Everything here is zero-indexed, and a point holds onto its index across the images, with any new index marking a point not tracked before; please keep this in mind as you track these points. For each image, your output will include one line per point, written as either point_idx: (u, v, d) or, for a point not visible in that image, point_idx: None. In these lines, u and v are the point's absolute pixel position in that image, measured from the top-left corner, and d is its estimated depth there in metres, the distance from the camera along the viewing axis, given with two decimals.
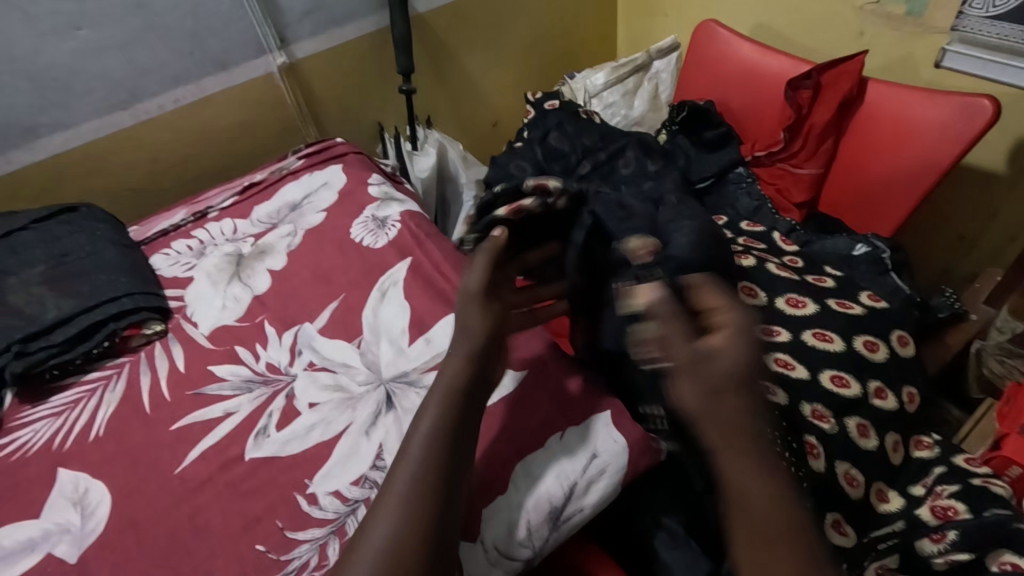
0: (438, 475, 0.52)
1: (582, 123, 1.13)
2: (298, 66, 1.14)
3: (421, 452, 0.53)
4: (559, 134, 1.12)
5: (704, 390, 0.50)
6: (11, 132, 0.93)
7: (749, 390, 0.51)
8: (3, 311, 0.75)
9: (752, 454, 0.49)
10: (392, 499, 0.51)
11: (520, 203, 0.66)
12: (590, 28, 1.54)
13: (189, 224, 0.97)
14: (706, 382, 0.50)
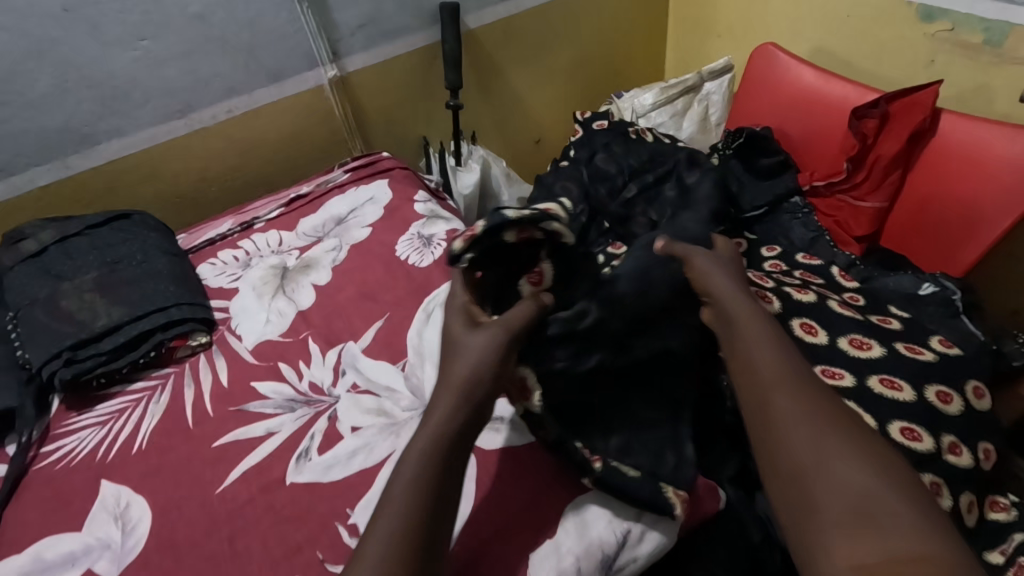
0: (428, 512, 0.49)
1: (630, 144, 1.11)
2: (349, 79, 1.14)
3: (404, 498, 0.49)
4: (605, 156, 1.10)
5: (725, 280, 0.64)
6: (71, 139, 0.95)
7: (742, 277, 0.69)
8: (55, 316, 0.76)
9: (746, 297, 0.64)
10: (368, 555, 0.46)
11: (530, 232, 0.63)
12: (639, 47, 1.52)
13: (235, 233, 0.98)
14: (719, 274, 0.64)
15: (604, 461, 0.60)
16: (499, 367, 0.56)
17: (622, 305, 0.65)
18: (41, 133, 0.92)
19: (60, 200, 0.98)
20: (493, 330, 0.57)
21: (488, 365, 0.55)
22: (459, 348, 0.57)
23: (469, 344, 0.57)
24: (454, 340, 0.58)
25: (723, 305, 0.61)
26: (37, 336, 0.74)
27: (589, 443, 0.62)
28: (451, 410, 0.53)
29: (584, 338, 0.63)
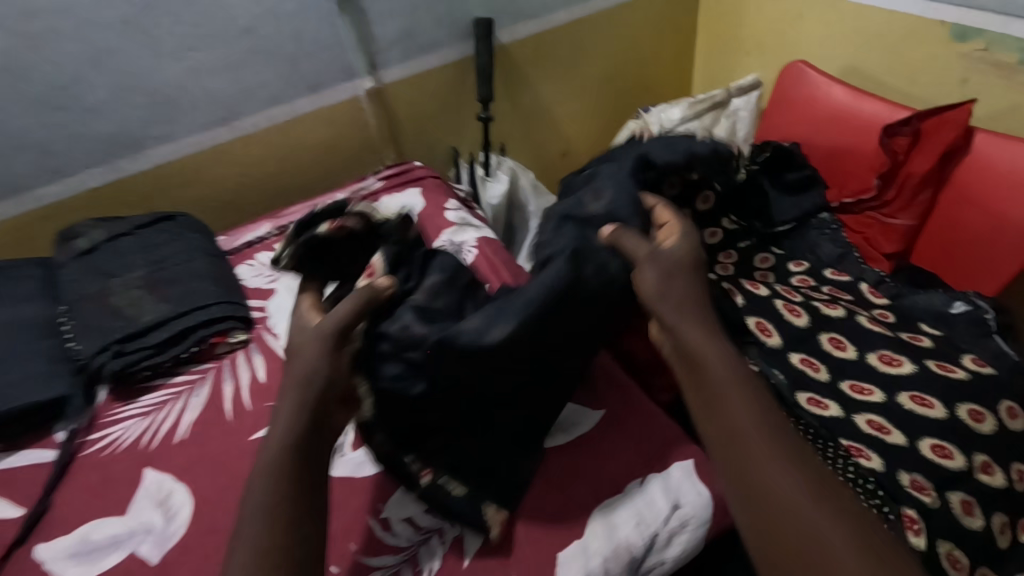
0: (287, 518, 0.48)
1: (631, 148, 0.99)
2: (384, 91, 1.18)
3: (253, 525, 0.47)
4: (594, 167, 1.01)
5: (680, 287, 0.58)
6: (123, 143, 1.00)
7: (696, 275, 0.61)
8: (105, 311, 0.80)
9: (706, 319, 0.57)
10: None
11: (344, 223, 0.67)
12: (668, 63, 1.54)
13: (273, 237, 1.01)
14: (670, 277, 0.59)
15: (432, 476, 0.64)
16: (328, 376, 0.54)
17: (451, 332, 0.59)
18: (94, 137, 0.97)
19: (108, 202, 1.03)
20: (323, 335, 0.56)
21: (321, 372, 0.54)
22: (294, 356, 0.56)
23: (294, 348, 0.57)
24: (290, 347, 0.57)
25: (671, 316, 0.57)
26: (87, 329, 0.78)
27: (421, 455, 0.64)
28: (292, 420, 0.52)
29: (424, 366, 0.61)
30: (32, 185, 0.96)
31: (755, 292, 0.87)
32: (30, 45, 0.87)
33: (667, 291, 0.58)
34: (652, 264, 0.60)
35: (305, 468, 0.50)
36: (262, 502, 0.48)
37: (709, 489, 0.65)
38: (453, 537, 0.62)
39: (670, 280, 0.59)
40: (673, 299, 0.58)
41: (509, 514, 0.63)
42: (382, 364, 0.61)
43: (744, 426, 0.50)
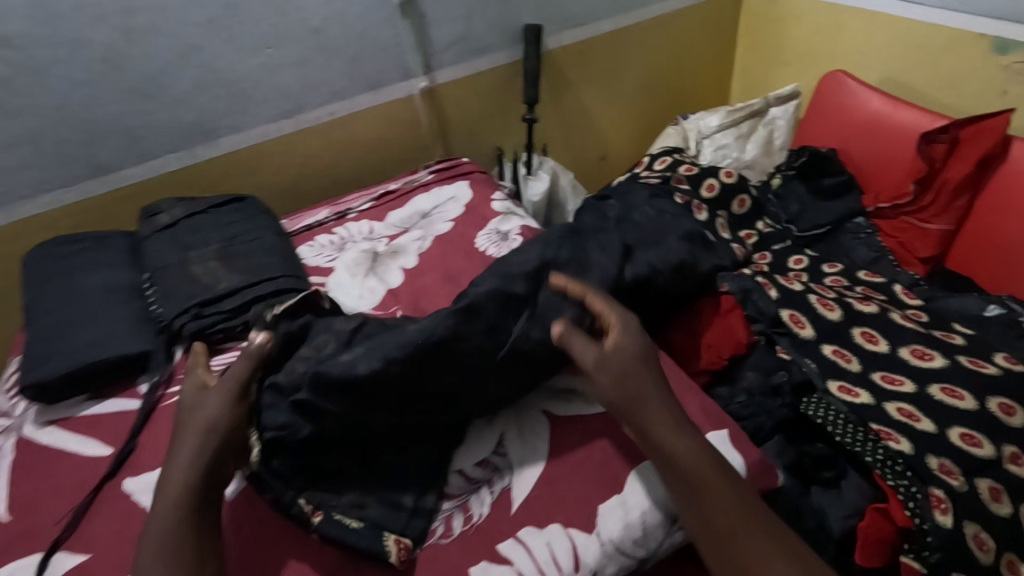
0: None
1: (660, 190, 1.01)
2: (436, 90, 1.25)
3: None
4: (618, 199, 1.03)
5: (639, 391, 0.59)
6: (200, 131, 1.09)
7: (647, 365, 0.62)
8: (185, 278, 0.87)
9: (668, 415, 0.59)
10: None
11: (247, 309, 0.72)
12: (707, 73, 1.59)
13: (330, 221, 1.08)
14: (624, 381, 0.60)
15: (325, 516, 0.59)
16: (228, 424, 0.60)
17: (331, 369, 0.59)
18: (175, 125, 1.06)
19: (182, 185, 1.11)
20: (224, 389, 0.61)
21: (218, 419, 0.59)
22: (193, 411, 0.61)
23: (188, 407, 0.62)
24: (184, 408, 0.62)
25: (641, 424, 0.58)
26: (169, 294, 0.86)
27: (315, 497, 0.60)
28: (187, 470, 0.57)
29: (313, 410, 0.59)
30: (119, 166, 1.05)
31: (789, 287, 0.90)
32: (129, 39, 0.96)
33: (630, 400, 0.59)
34: (608, 368, 0.60)
35: (201, 505, 0.57)
36: (166, 541, 0.55)
37: (743, 456, 0.65)
38: (501, 487, 0.62)
39: (629, 388, 0.59)
40: (636, 405, 0.59)
41: (412, 539, 0.59)
42: (265, 413, 0.61)
43: (728, 530, 0.54)
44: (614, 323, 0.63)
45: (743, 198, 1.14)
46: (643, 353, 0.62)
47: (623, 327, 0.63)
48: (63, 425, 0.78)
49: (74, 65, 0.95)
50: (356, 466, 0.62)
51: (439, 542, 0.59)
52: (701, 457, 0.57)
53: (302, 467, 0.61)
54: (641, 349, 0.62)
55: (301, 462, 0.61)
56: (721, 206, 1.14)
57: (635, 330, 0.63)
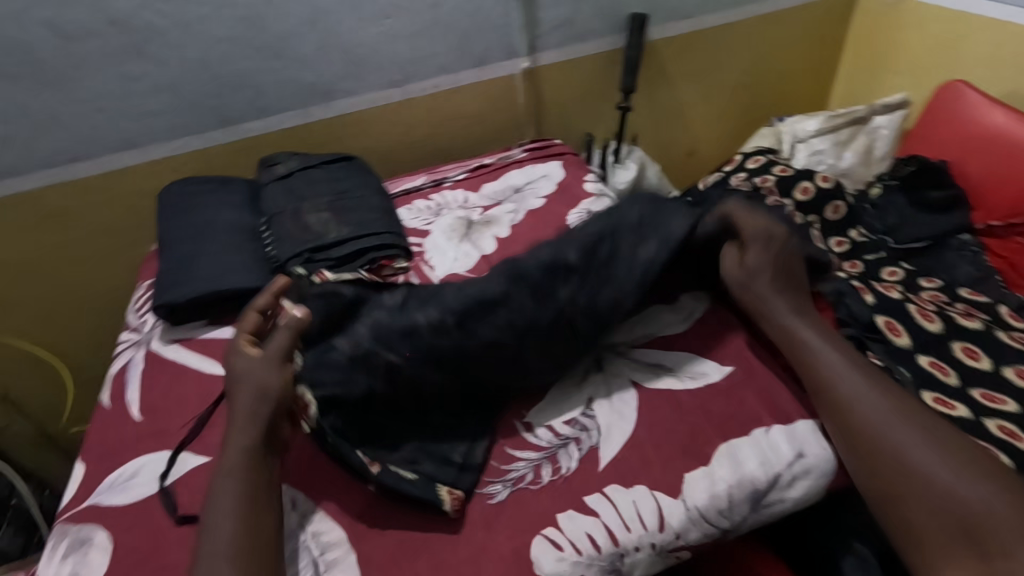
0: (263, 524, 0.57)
1: None
2: (537, 72, 1.28)
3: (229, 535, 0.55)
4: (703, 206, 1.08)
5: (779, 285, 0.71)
6: (317, 92, 1.16)
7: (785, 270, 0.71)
8: (299, 226, 0.94)
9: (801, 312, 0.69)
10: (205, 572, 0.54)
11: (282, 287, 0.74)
12: (809, 76, 1.55)
13: (427, 187, 1.13)
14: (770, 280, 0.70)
15: (382, 466, 0.62)
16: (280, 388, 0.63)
17: (395, 322, 0.64)
18: (296, 85, 1.14)
19: (294, 142, 1.20)
20: (271, 359, 0.64)
21: (276, 386, 0.63)
22: (243, 379, 0.64)
23: (241, 377, 0.64)
24: (235, 376, 0.65)
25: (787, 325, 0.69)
26: (284, 238, 0.92)
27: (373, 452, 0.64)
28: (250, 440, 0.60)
29: (374, 363, 0.63)
30: (243, 119, 1.14)
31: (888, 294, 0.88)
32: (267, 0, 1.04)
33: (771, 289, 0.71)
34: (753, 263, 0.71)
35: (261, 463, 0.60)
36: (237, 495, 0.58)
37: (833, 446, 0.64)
38: (589, 445, 0.64)
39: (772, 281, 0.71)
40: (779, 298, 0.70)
41: (464, 492, 0.61)
42: (322, 368, 0.63)
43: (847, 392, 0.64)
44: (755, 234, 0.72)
45: (838, 204, 1.13)
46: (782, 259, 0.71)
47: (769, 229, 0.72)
48: (185, 344, 0.86)
49: (217, 22, 1.03)
50: (407, 425, 0.66)
51: (529, 487, 0.62)
52: (822, 338, 0.68)
53: (358, 419, 0.65)
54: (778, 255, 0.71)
55: (357, 415, 0.65)
56: (814, 210, 1.13)
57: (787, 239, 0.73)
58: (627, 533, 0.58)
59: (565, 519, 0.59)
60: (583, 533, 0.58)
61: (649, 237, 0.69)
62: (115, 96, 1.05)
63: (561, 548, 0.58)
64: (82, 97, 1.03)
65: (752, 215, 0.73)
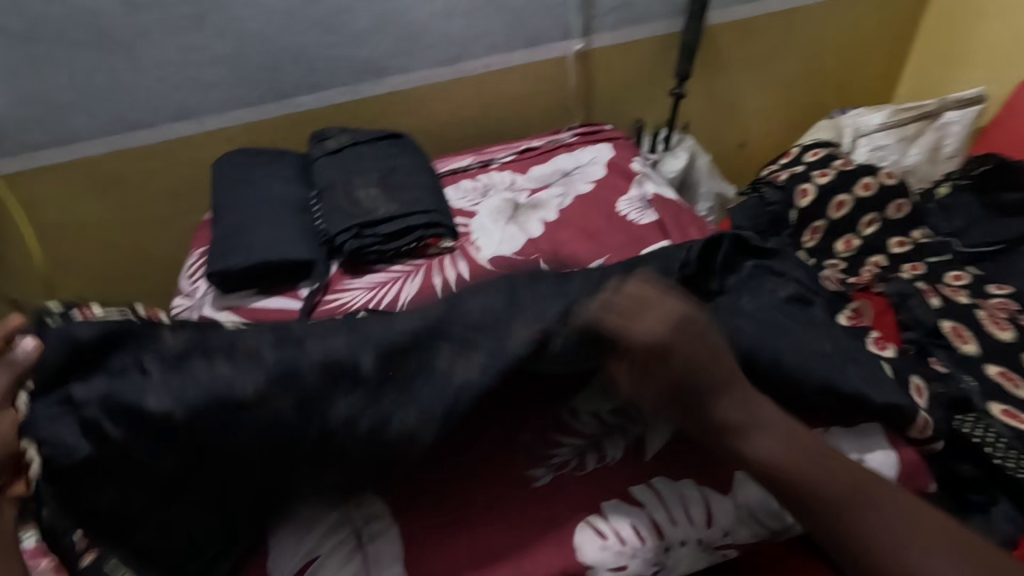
0: None
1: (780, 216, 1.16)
2: (590, 54, 1.25)
3: None
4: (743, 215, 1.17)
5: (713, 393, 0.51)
6: (369, 69, 1.16)
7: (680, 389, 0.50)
8: (348, 200, 0.94)
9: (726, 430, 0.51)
10: None
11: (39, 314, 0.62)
12: (875, 66, 1.48)
13: (474, 168, 1.12)
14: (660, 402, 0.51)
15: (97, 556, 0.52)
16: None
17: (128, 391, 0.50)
18: (348, 61, 1.14)
19: (344, 118, 1.20)
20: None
21: None
22: None
23: None
24: None
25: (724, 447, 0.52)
26: (332, 213, 0.93)
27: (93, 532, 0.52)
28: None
29: (99, 433, 0.50)
30: (295, 93, 1.15)
31: (954, 299, 0.85)
32: None
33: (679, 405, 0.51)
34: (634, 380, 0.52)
35: None
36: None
37: (897, 452, 0.63)
38: (635, 436, 0.62)
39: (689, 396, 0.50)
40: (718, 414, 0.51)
41: None
42: (49, 422, 0.51)
43: (849, 515, 0.49)
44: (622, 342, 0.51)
45: (901, 203, 1.09)
46: (669, 372, 0.50)
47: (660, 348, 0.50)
48: (236, 311, 0.88)
49: None
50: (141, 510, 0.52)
51: (574, 473, 0.61)
52: (787, 449, 0.51)
53: (75, 502, 0.51)
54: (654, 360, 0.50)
55: (72, 495, 0.51)
56: (874, 207, 1.10)
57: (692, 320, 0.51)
58: (673, 526, 0.58)
59: (609, 508, 0.58)
60: (628, 524, 0.58)
61: (477, 348, 0.55)
62: (173, 66, 1.07)
63: (605, 536, 0.57)
64: (143, 65, 1.06)
65: (647, 326, 0.50)
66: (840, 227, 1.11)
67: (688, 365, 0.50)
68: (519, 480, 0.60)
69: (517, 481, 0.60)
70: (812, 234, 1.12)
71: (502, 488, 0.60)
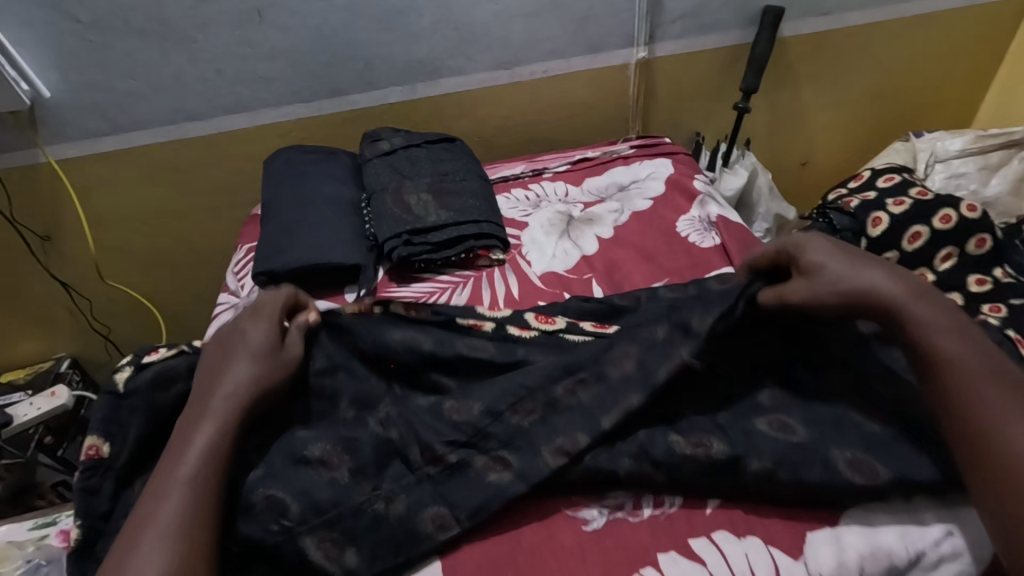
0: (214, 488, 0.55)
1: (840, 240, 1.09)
2: (653, 63, 1.20)
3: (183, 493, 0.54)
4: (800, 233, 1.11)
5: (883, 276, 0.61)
6: (425, 69, 1.13)
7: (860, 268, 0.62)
8: (399, 205, 0.91)
9: (882, 298, 0.60)
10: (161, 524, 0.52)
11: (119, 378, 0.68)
12: (956, 87, 1.38)
13: (527, 176, 1.08)
14: (819, 276, 0.63)
15: None
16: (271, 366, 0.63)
17: None
18: (405, 60, 1.11)
19: (396, 118, 1.18)
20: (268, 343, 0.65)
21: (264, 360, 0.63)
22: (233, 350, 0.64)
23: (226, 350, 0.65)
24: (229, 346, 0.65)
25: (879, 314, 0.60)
26: (382, 217, 0.91)
27: None
28: (216, 434, 0.57)
29: None
30: (350, 90, 1.14)
31: None
32: None
33: (847, 293, 0.61)
34: (805, 285, 0.63)
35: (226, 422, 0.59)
36: (184, 480, 0.55)
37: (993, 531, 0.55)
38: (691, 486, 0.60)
39: (857, 286, 0.61)
40: (884, 299, 0.60)
41: None
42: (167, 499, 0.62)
43: (989, 388, 0.54)
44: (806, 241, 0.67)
45: (983, 237, 1.01)
46: (847, 257, 0.64)
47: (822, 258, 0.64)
48: None
49: None
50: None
51: (628, 519, 0.58)
52: (944, 325, 0.58)
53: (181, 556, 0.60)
54: (837, 247, 0.65)
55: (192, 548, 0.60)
56: (952, 241, 1.02)
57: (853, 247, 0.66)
58: None
59: (667, 561, 0.55)
60: None
61: (509, 464, 0.59)
62: (232, 59, 1.06)
63: None
64: (203, 57, 1.05)
65: (819, 249, 0.65)
66: (912, 261, 1.04)
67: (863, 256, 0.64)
68: (570, 522, 0.58)
69: (566, 524, 0.58)
70: None
71: (552, 527, 0.58)
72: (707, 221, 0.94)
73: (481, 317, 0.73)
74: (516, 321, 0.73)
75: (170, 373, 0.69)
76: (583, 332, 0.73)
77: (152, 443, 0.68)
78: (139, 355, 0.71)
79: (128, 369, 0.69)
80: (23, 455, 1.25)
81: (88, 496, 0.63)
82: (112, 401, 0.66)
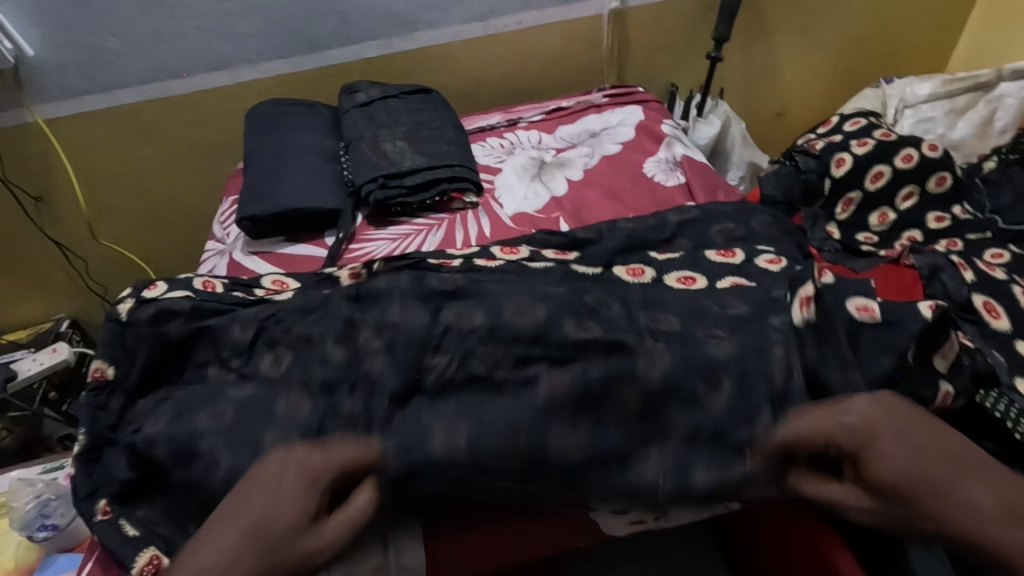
0: None
1: (807, 183, 1.11)
2: (625, 13, 1.22)
3: None
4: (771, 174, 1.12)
5: (992, 511, 0.44)
6: (401, 22, 1.15)
7: (908, 480, 0.46)
8: (376, 152, 0.95)
9: (936, 507, 0.45)
10: None
11: (119, 306, 0.72)
12: (928, 33, 1.40)
13: (502, 126, 1.11)
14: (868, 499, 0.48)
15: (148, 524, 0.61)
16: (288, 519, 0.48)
17: (203, 387, 0.65)
18: (379, 14, 1.13)
19: (375, 72, 1.21)
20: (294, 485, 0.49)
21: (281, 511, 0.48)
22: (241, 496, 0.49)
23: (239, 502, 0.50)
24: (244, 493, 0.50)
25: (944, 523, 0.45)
26: (360, 163, 0.94)
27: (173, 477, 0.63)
28: None
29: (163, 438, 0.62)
30: (327, 45, 1.16)
31: (989, 273, 0.84)
32: None
33: (908, 522, 0.46)
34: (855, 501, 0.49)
35: None
36: None
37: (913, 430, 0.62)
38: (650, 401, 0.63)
39: (922, 516, 0.45)
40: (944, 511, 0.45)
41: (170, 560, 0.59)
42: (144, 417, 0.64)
43: None
44: (836, 414, 0.51)
45: (944, 176, 1.04)
46: (876, 455, 0.48)
47: (907, 471, 0.46)
48: (264, 256, 0.91)
49: None
50: None
51: None
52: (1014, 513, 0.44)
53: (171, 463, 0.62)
54: (867, 428, 0.49)
55: None
56: (914, 179, 1.06)
57: (902, 418, 0.49)
58: None
59: None
60: None
61: None
62: (210, 15, 1.08)
63: None
64: (180, 13, 1.07)
65: (878, 442, 0.48)
66: (876, 199, 1.08)
67: (905, 436, 0.48)
68: None
69: None
70: (845, 206, 1.09)
71: None
72: (672, 163, 0.97)
73: (451, 256, 0.79)
74: (483, 255, 0.78)
75: (176, 309, 0.71)
76: (544, 260, 0.78)
77: (159, 373, 0.68)
78: (139, 289, 0.74)
79: (130, 301, 0.72)
80: (29, 409, 1.30)
81: (95, 411, 0.66)
82: (115, 327, 0.70)
